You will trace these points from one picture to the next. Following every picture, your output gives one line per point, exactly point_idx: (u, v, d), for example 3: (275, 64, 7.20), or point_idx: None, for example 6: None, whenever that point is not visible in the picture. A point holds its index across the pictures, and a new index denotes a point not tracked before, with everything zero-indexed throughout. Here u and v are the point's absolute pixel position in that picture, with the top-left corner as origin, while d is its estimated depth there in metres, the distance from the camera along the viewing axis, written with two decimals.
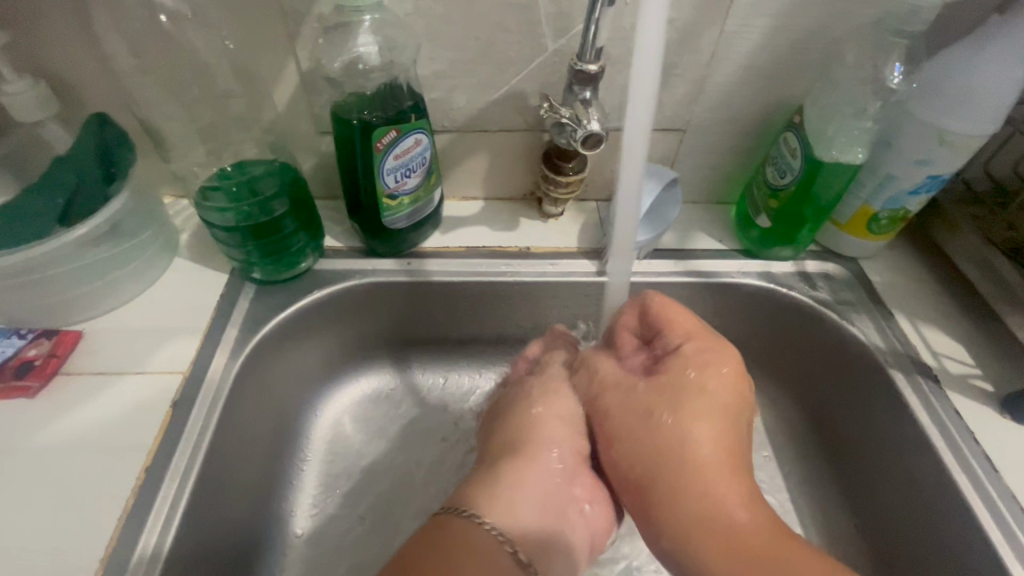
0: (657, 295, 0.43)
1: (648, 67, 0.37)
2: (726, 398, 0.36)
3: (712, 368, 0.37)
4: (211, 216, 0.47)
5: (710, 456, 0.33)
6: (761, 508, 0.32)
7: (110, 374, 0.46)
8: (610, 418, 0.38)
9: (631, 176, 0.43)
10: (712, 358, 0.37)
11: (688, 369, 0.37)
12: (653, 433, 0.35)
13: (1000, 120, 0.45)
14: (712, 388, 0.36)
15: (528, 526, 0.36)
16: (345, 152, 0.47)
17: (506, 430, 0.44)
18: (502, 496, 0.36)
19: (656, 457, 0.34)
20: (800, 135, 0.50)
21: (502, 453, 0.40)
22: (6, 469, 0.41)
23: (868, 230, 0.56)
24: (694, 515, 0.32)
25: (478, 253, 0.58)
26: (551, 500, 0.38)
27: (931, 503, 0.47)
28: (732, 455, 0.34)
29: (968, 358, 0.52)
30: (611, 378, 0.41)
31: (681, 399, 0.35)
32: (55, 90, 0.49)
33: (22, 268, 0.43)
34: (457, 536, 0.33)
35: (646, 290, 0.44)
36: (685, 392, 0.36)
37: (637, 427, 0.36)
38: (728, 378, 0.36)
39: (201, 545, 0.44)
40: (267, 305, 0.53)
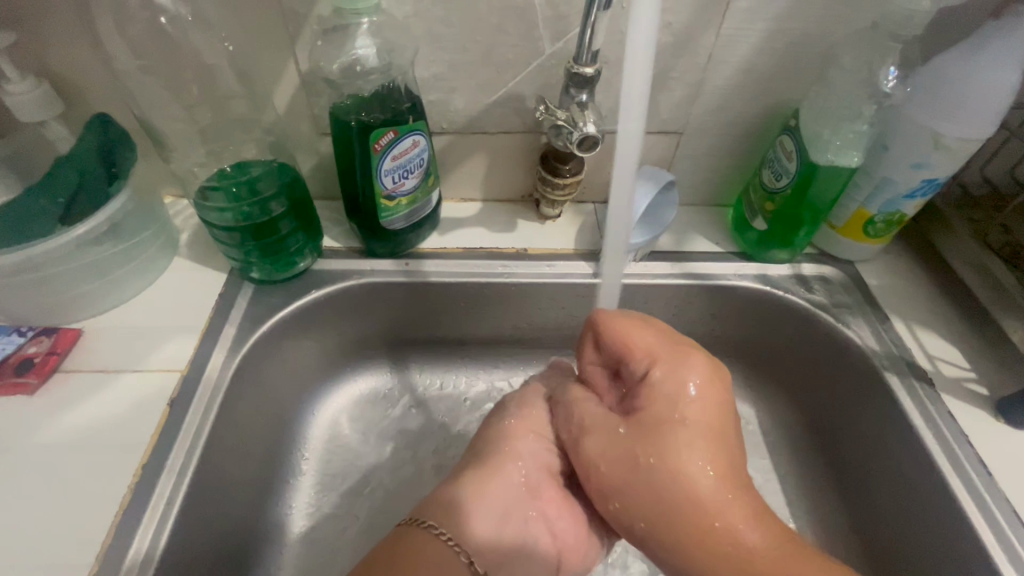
0: (610, 316, 0.40)
1: (641, 77, 0.38)
2: (709, 417, 0.34)
3: (684, 390, 0.34)
4: (211, 216, 0.48)
5: (709, 489, 0.32)
6: (767, 521, 0.32)
7: (109, 372, 0.47)
8: (600, 473, 0.36)
9: (622, 181, 0.43)
10: (680, 379, 0.35)
11: (663, 401, 0.35)
12: (645, 479, 0.33)
13: (995, 124, 0.46)
14: (691, 416, 0.34)
15: (489, 536, 0.37)
16: (344, 152, 0.48)
17: (495, 436, 0.45)
18: (457, 509, 0.38)
19: (655, 504, 0.33)
20: (796, 139, 0.50)
21: (485, 460, 0.42)
22: (7, 464, 0.41)
23: (864, 234, 0.56)
24: (707, 555, 0.31)
25: (476, 254, 0.59)
26: (511, 511, 0.39)
27: (925, 506, 0.47)
28: (729, 475, 0.33)
29: (963, 361, 0.52)
30: (591, 421, 0.38)
31: (666, 437, 0.33)
32: (59, 91, 0.50)
33: (23, 268, 0.44)
34: (413, 546, 0.34)
35: (596, 311, 0.41)
36: (668, 428, 0.34)
37: (626, 475, 0.34)
38: (704, 394, 0.34)
39: (197, 543, 0.44)
40: (266, 304, 0.54)
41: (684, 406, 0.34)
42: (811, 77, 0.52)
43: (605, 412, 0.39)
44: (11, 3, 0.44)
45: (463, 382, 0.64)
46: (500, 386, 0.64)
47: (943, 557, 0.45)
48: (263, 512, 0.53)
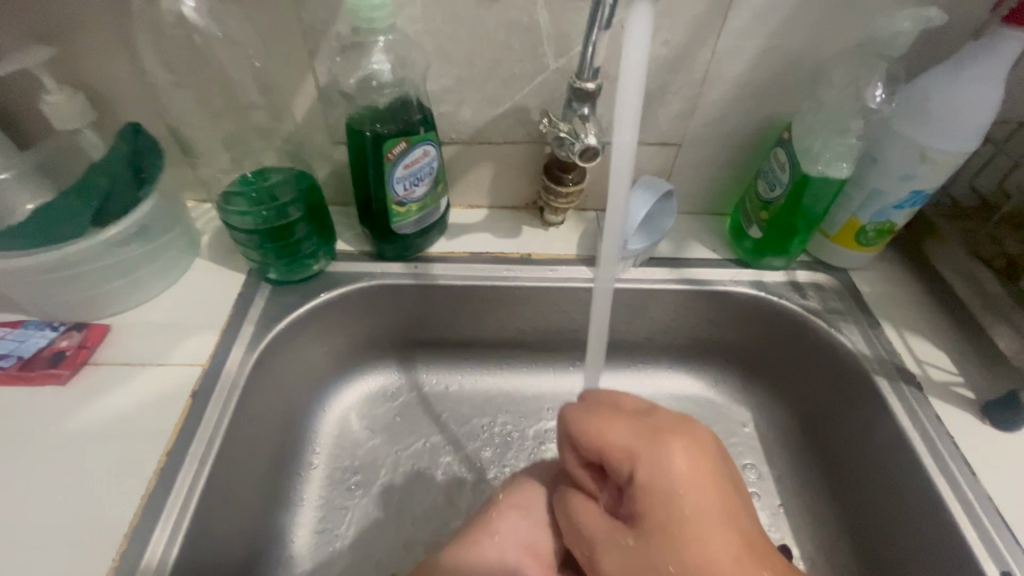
0: (579, 415, 0.39)
1: (633, 102, 0.39)
2: (712, 501, 0.31)
3: (673, 478, 0.32)
4: (233, 219, 0.51)
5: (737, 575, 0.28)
6: None
7: (135, 364, 0.50)
8: None
9: (616, 189, 0.43)
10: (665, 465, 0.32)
11: (658, 497, 0.31)
12: None
13: (980, 138, 0.48)
14: (689, 503, 0.31)
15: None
16: (358, 160, 0.51)
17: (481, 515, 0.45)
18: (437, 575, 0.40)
19: None
20: (789, 151, 0.53)
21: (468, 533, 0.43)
22: (42, 449, 0.44)
23: (856, 242, 0.58)
24: None
25: (481, 258, 0.61)
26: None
27: (916, 510, 0.48)
28: (750, 548, 0.30)
29: (951, 366, 0.53)
30: (600, 535, 0.35)
31: (674, 533, 0.30)
32: (93, 101, 0.53)
33: (57, 265, 0.47)
34: None
35: (565, 408, 0.40)
36: (676, 526, 0.30)
37: None
38: (692, 471, 0.32)
39: (216, 528, 0.46)
40: (282, 303, 0.56)
41: (682, 495, 0.31)
42: (804, 92, 0.54)
43: (610, 523, 0.35)
44: (52, 20, 0.47)
45: (469, 384, 0.67)
46: (503, 387, 0.67)
47: (932, 556, 0.47)
48: (276, 504, 0.55)
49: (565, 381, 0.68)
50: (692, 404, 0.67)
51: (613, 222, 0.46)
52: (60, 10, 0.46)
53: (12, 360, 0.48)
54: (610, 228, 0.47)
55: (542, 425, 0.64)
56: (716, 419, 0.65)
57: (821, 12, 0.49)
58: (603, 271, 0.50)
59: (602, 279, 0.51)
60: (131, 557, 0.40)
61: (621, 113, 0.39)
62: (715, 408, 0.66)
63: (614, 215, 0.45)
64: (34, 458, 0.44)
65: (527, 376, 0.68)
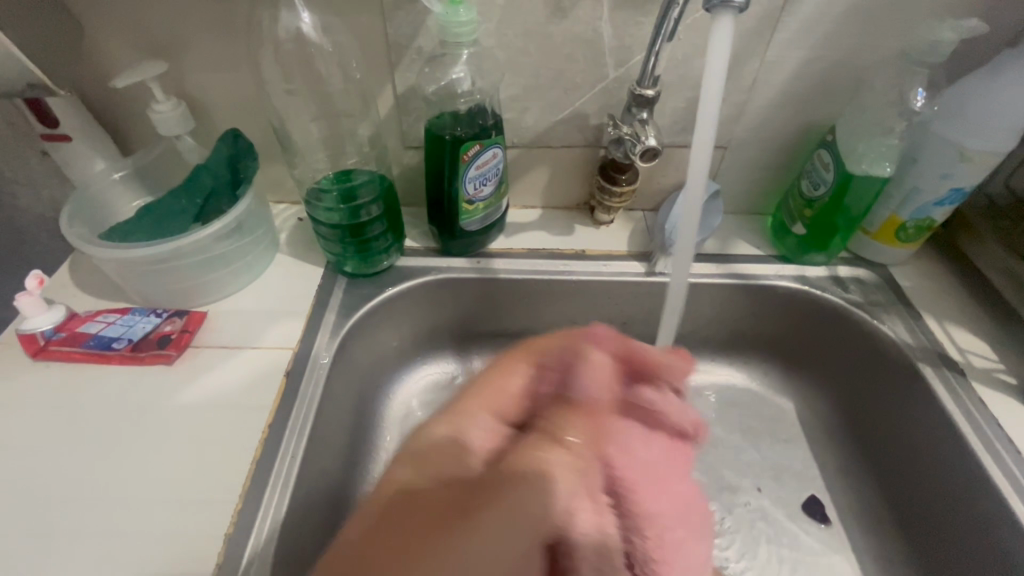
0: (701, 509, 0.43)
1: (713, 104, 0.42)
2: None
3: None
4: (320, 215, 0.56)
5: None
6: None
7: (232, 348, 0.55)
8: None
9: (697, 173, 0.45)
10: None
11: None
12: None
13: (1016, 138, 0.51)
14: None
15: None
16: (433, 161, 0.55)
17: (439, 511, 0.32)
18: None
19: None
20: (833, 152, 0.56)
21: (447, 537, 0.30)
22: (159, 420, 0.49)
23: (896, 238, 0.61)
24: None
25: (539, 254, 0.66)
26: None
27: (966, 496, 0.50)
28: None
29: (992, 354, 0.56)
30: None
31: None
32: (193, 111, 0.59)
33: (167, 256, 0.52)
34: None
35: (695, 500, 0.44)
36: None
37: None
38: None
39: (311, 498, 0.50)
40: (358, 293, 0.61)
41: None
42: (846, 98, 0.58)
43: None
44: (167, 39, 0.53)
45: None
46: None
47: (981, 534, 0.49)
48: (354, 481, 0.59)
49: None
50: (736, 395, 0.70)
51: (689, 218, 0.48)
52: (174, 29, 0.52)
53: (124, 343, 0.53)
54: (688, 223, 0.48)
55: None
56: (760, 410, 0.68)
57: (865, 23, 0.53)
58: (679, 260, 0.51)
59: (679, 267, 0.51)
60: (246, 516, 0.44)
61: (700, 124, 0.43)
62: (759, 399, 0.69)
63: (690, 210, 0.47)
64: (152, 428, 0.49)
65: None
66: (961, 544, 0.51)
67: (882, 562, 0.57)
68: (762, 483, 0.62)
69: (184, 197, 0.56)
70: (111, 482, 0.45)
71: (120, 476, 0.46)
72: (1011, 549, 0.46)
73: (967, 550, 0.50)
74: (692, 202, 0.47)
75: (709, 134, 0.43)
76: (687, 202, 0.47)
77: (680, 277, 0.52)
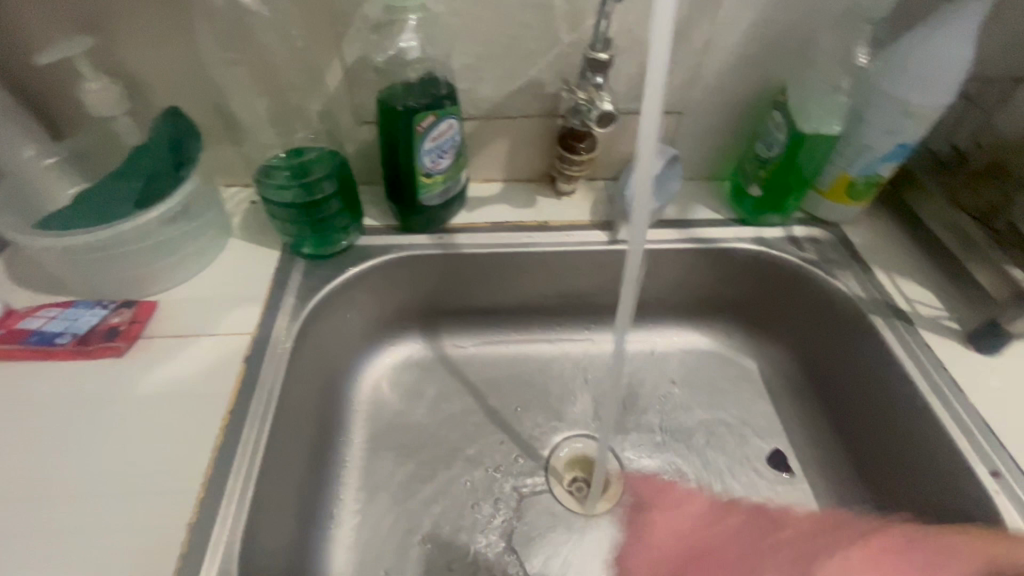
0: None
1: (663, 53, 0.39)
2: None
3: None
4: (272, 194, 0.54)
5: None
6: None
7: (187, 336, 0.53)
8: None
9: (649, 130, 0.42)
10: None
11: None
12: None
13: (955, 92, 0.53)
14: None
15: None
16: (387, 134, 0.54)
17: None
18: None
19: None
20: (784, 112, 0.57)
21: None
22: (111, 414, 0.47)
23: (847, 196, 0.63)
24: None
25: (502, 228, 0.65)
26: None
27: (918, 439, 0.53)
28: None
29: (938, 302, 0.59)
30: None
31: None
32: (128, 90, 0.55)
33: (107, 243, 0.49)
34: None
35: None
36: None
37: None
38: None
39: (279, 484, 0.49)
40: (317, 275, 0.59)
41: None
42: (796, 59, 0.59)
43: None
44: (93, 12, 0.49)
45: (493, 349, 0.71)
46: (526, 352, 0.71)
47: (930, 471, 0.51)
48: (324, 467, 0.58)
49: (586, 344, 0.72)
50: (702, 359, 0.71)
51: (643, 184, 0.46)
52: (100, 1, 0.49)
53: (69, 337, 0.51)
54: (642, 187, 0.46)
55: (566, 386, 0.69)
56: (725, 371, 0.70)
57: None
58: (636, 230, 0.49)
59: (636, 237, 0.49)
60: (209, 503, 0.43)
61: (648, 91, 0.40)
62: (723, 362, 0.71)
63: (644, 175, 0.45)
64: (104, 422, 0.47)
65: (547, 341, 0.72)
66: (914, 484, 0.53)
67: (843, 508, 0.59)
68: (728, 440, 0.65)
69: (125, 181, 0.53)
70: (63, 480, 0.43)
71: (72, 472, 0.44)
72: (956, 483, 0.49)
73: (919, 488, 0.53)
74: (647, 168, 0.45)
75: (658, 103, 0.40)
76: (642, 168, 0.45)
77: (637, 248, 0.50)
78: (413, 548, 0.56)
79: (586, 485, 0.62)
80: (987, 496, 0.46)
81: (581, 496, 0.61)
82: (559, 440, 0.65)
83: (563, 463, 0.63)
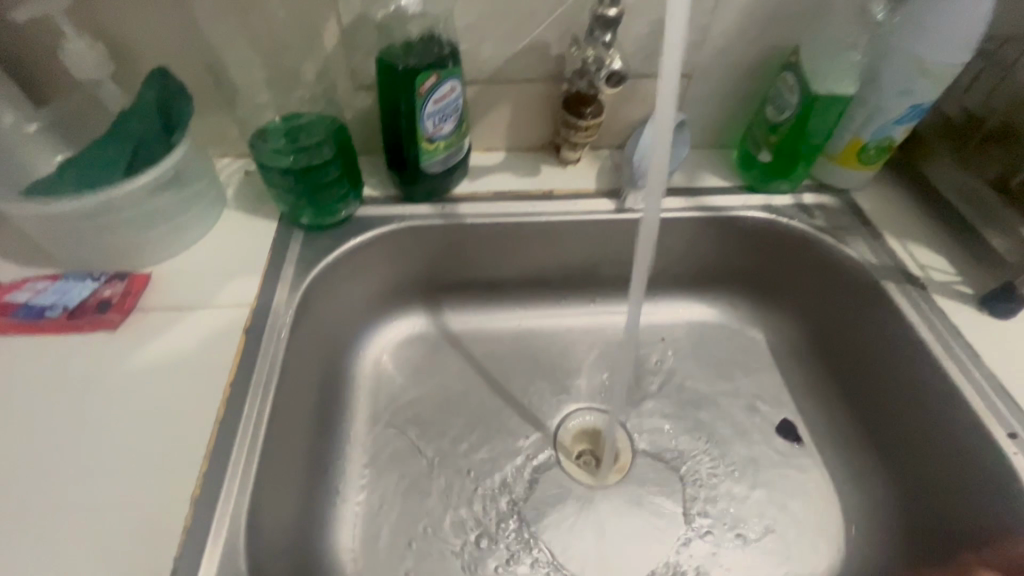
0: None
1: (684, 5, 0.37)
2: None
3: None
4: (268, 161, 0.52)
5: None
6: None
7: (183, 309, 0.51)
8: None
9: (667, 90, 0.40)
10: None
11: None
12: None
13: (971, 50, 0.52)
14: None
15: None
16: (388, 97, 0.52)
17: None
18: None
19: None
20: (797, 73, 0.56)
21: None
22: (106, 388, 0.45)
23: (858, 162, 0.62)
24: None
25: (505, 197, 0.63)
26: None
27: (930, 404, 0.52)
28: None
29: (950, 267, 0.58)
30: None
31: None
32: (112, 52, 0.52)
33: (96, 211, 0.47)
34: None
35: None
36: None
37: None
38: None
39: (283, 459, 0.48)
40: (316, 246, 0.57)
41: None
42: (808, 18, 0.57)
43: None
44: None
45: (497, 323, 0.69)
46: (530, 326, 0.69)
47: (943, 436, 0.51)
48: (328, 443, 0.57)
49: (591, 317, 0.71)
50: (708, 331, 0.70)
51: (660, 150, 0.44)
52: None
53: (59, 310, 0.49)
54: (658, 152, 0.44)
55: (572, 360, 0.68)
56: (732, 343, 0.69)
57: None
58: (652, 199, 0.46)
59: (652, 207, 0.47)
60: (213, 477, 0.42)
61: (669, 44, 0.38)
62: (730, 333, 0.70)
63: (660, 138, 0.43)
64: (99, 396, 0.45)
65: (551, 314, 0.70)
66: (926, 450, 0.53)
67: (852, 476, 0.59)
68: (736, 411, 0.64)
69: (110, 147, 0.50)
70: (58, 456, 0.42)
71: (67, 449, 0.42)
72: (973, 447, 0.48)
73: (931, 453, 0.52)
74: (665, 132, 0.42)
75: (678, 58, 0.38)
76: (659, 133, 0.42)
77: (653, 218, 0.47)
78: (420, 523, 0.55)
79: (594, 458, 0.61)
80: (1008, 459, 0.46)
81: (589, 468, 0.60)
82: (565, 413, 0.64)
83: (571, 436, 0.62)
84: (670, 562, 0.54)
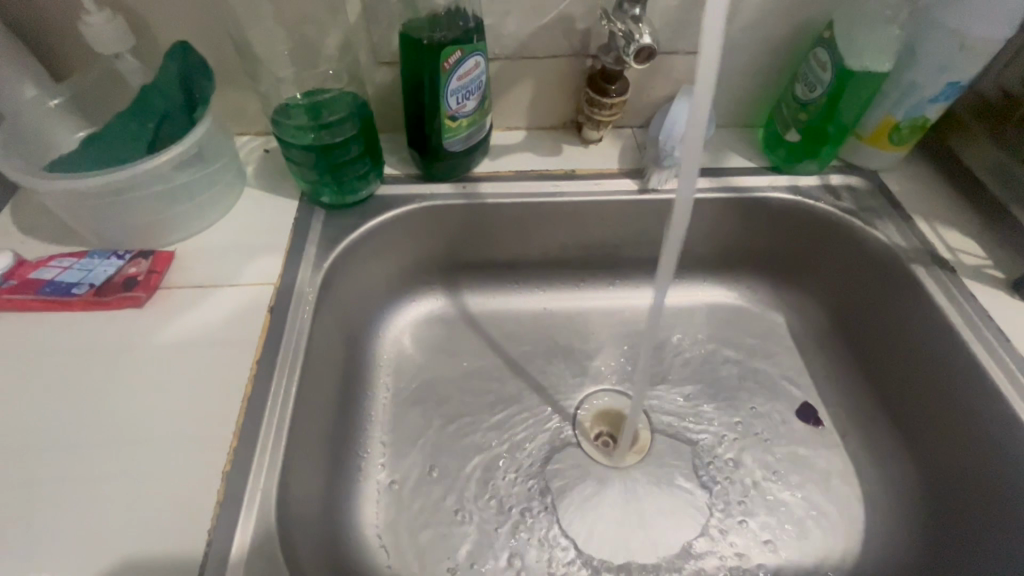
0: None
1: None
2: None
3: None
4: (290, 137, 0.51)
5: None
6: None
7: (207, 287, 0.51)
8: None
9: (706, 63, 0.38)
10: None
11: None
12: None
13: (1016, 23, 0.49)
14: None
15: None
16: (411, 72, 0.51)
17: None
18: None
19: None
20: (829, 49, 0.54)
21: None
22: (135, 364, 0.46)
23: (888, 141, 0.60)
24: None
25: (527, 176, 0.63)
26: None
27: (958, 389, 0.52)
28: None
29: (982, 251, 0.57)
30: None
31: None
32: (131, 24, 0.52)
33: (120, 187, 0.47)
34: None
35: None
36: None
37: None
38: None
39: (309, 435, 0.49)
40: (338, 225, 0.57)
41: None
42: None
43: None
44: None
45: (516, 304, 0.69)
46: (550, 307, 0.69)
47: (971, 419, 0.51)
48: (351, 420, 0.58)
49: (610, 300, 0.70)
50: (729, 314, 0.70)
51: (697, 128, 0.42)
52: None
53: (85, 288, 0.49)
54: (694, 129, 0.42)
55: (592, 341, 0.67)
56: (753, 326, 0.69)
57: None
58: (685, 178, 0.45)
59: (686, 187, 0.46)
60: (243, 452, 0.42)
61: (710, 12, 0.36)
62: (751, 316, 0.70)
63: (698, 112, 0.41)
64: (129, 372, 0.45)
65: (570, 296, 0.70)
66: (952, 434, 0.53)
67: (872, 460, 0.59)
68: (756, 393, 0.64)
69: (132, 123, 0.50)
70: (91, 430, 0.42)
71: (99, 423, 0.43)
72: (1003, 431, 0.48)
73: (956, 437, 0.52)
74: (700, 108, 0.41)
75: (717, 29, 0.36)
76: (697, 108, 0.41)
77: (687, 198, 0.46)
78: (443, 500, 0.56)
79: (611, 439, 0.61)
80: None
81: (608, 450, 0.60)
82: (585, 393, 0.64)
83: (591, 416, 0.62)
84: (691, 541, 0.55)
